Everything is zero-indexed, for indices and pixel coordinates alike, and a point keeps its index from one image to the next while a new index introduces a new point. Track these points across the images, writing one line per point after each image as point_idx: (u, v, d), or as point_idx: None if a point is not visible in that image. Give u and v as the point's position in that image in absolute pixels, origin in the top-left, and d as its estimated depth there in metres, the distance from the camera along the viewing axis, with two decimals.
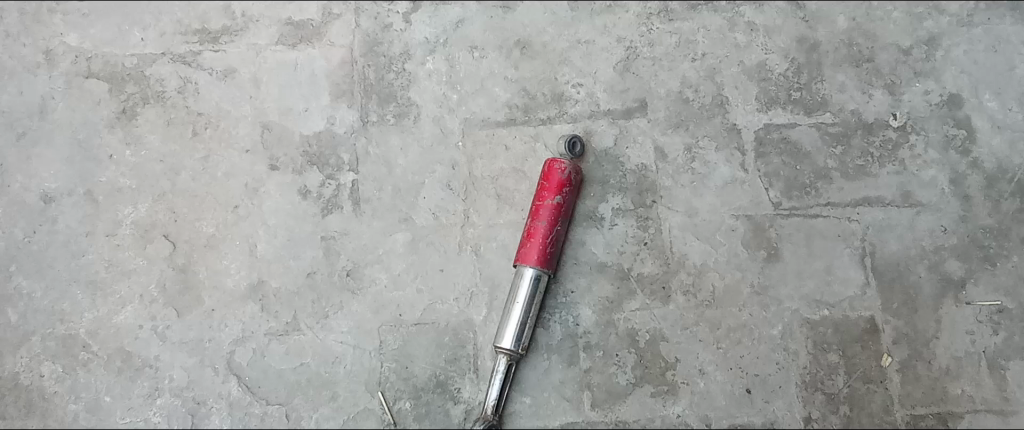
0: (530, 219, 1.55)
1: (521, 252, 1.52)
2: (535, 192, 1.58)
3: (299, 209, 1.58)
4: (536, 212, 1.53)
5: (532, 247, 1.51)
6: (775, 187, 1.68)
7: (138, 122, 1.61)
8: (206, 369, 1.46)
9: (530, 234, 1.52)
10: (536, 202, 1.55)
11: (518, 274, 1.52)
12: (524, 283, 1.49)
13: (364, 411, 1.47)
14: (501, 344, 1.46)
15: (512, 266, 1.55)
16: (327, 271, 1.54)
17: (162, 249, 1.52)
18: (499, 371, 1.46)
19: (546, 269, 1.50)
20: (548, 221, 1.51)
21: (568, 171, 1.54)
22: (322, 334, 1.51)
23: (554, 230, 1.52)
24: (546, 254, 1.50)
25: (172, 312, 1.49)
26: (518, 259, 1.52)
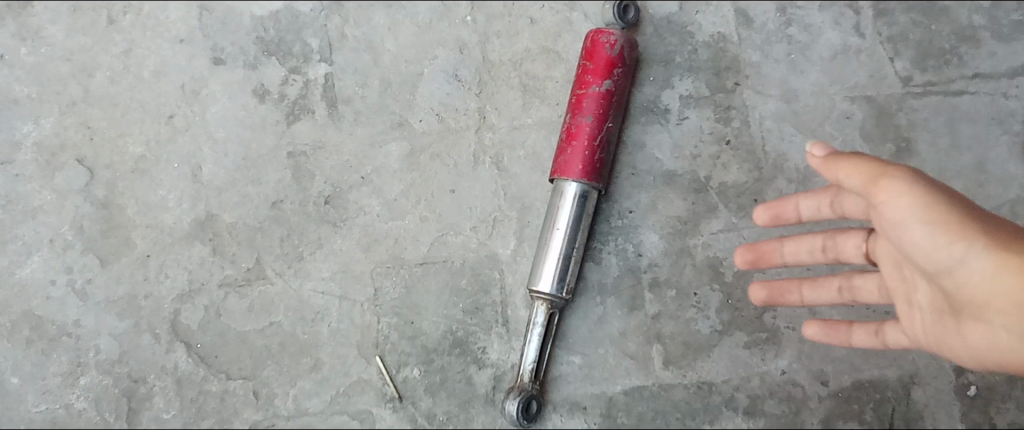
0: (568, 113, 1.13)
1: (557, 161, 1.11)
2: (574, 76, 1.15)
3: (254, 116, 1.16)
4: (577, 106, 1.11)
5: (574, 153, 1.09)
6: (903, 56, 1.23)
7: (36, 9, 1.17)
8: (143, 336, 1.09)
9: (569, 136, 1.10)
10: (577, 89, 1.12)
11: (556, 192, 1.11)
12: (566, 204, 1.09)
13: (360, 383, 1.10)
14: (536, 288, 1.06)
15: (547, 181, 1.14)
16: (298, 199, 1.14)
17: (75, 179, 1.13)
18: (536, 323, 1.07)
19: (595, 182, 1.09)
20: (594, 118, 1.10)
21: (618, 46, 1.11)
22: (295, 282, 1.12)
23: (603, 129, 1.10)
24: (593, 163, 1.09)
25: (93, 261, 1.10)
26: (554, 171, 1.11)
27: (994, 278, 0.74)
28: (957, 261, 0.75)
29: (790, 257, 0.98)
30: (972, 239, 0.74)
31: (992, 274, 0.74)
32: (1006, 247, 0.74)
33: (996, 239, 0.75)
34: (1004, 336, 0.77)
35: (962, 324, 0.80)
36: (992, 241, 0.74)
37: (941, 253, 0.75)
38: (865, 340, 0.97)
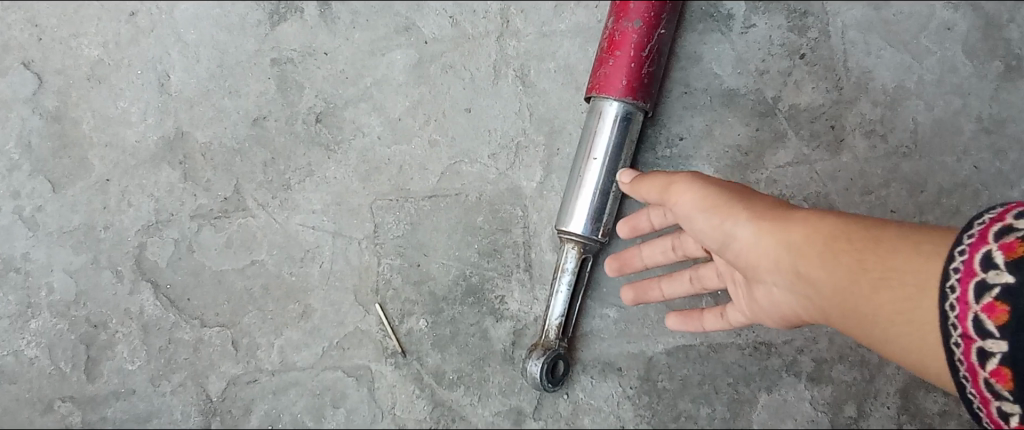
0: (611, 17, 0.92)
1: (595, 75, 0.91)
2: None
3: (232, 15, 0.98)
4: (622, 7, 0.90)
5: (616, 66, 0.89)
6: None
7: None
8: (103, 273, 0.93)
9: (612, 44, 0.90)
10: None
11: (592, 113, 0.91)
12: (604, 128, 0.89)
13: (356, 334, 0.93)
14: (567, 228, 0.88)
15: (583, 99, 0.95)
16: (284, 117, 0.96)
17: (21, 86, 0.94)
18: (567, 270, 0.89)
19: (640, 103, 0.89)
20: (642, 22, 0.89)
21: None
22: (281, 215, 0.95)
23: (653, 36, 0.90)
24: (641, 79, 0.89)
25: (44, 185, 0.93)
26: (590, 88, 0.91)
27: (752, 245, 0.68)
28: (725, 236, 0.70)
29: (648, 260, 0.86)
30: (733, 214, 0.69)
31: (753, 244, 0.68)
32: (766, 213, 0.68)
33: (760, 208, 0.69)
34: (786, 300, 0.69)
35: (759, 294, 0.73)
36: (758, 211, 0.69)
37: (712, 232, 0.71)
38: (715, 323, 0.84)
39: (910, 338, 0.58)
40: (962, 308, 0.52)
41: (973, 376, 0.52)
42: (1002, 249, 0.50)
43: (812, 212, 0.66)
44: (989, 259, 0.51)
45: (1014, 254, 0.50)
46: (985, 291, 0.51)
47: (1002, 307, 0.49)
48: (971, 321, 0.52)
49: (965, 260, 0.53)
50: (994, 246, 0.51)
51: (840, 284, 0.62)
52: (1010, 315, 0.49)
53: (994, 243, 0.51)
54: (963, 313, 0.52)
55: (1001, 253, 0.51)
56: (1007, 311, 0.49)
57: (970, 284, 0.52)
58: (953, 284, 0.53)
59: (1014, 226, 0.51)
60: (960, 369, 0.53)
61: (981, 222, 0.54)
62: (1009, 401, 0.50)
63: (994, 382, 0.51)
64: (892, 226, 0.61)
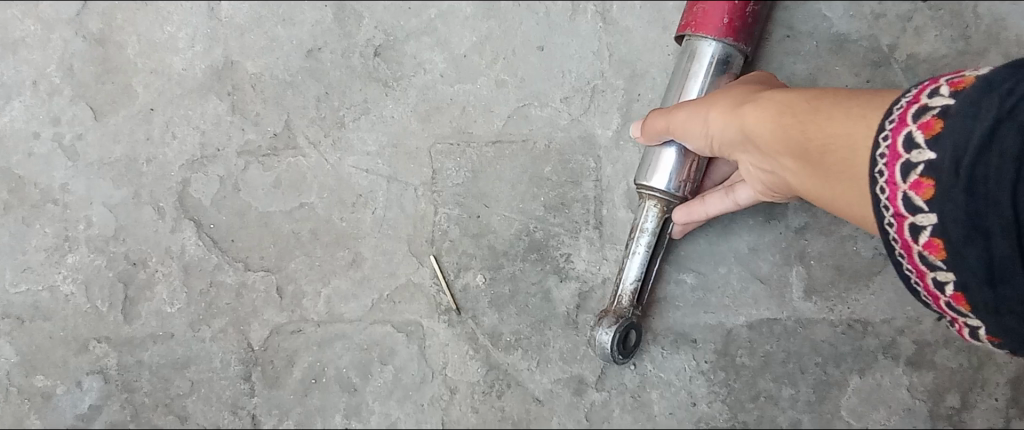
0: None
1: (691, 11, 0.81)
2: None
3: None
4: None
5: (717, 0, 0.79)
6: None
7: None
8: (144, 209, 0.87)
9: None
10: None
11: (687, 53, 0.81)
12: (703, 73, 0.79)
13: (408, 288, 0.86)
14: (646, 183, 0.78)
15: (673, 39, 0.85)
16: (341, 49, 0.88)
17: (65, 6, 0.89)
18: (646, 230, 0.79)
19: (742, 46, 0.79)
20: None
21: None
22: (334, 156, 0.88)
23: None
24: (742, 16, 0.79)
25: (84, 112, 0.88)
26: (684, 25, 0.81)
27: (721, 140, 0.65)
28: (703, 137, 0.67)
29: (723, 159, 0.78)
30: (705, 116, 0.66)
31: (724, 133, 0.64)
32: (732, 104, 0.64)
33: (728, 100, 0.65)
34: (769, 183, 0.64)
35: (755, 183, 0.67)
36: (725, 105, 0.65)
37: (693, 138, 0.69)
38: (726, 206, 0.73)
39: (864, 211, 0.52)
40: (891, 189, 0.47)
41: (907, 253, 0.48)
42: (921, 129, 0.45)
43: (770, 95, 0.60)
44: (910, 139, 0.46)
45: (931, 131, 0.45)
46: (909, 171, 0.46)
47: (927, 183, 0.45)
48: (901, 200, 0.46)
49: (888, 144, 0.47)
50: (912, 127, 0.46)
51: (796, 163, 0.57)
52: (936, 189, 0.44)
53: (913, 124, 0.46)
54: (891, 195, 0.47)
55: (919, 133, 0.45)
56: (934, 185, 0.44)
57: (895, 168, 0.46)
58: (879, 169, 0.47)
59: (931, 103, 0.46)
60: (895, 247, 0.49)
61: (902, 103, 0.48)
62: (943, 271, 0.46)
63: (927, 255, 0.46)
64: (840, 92, 0.54)
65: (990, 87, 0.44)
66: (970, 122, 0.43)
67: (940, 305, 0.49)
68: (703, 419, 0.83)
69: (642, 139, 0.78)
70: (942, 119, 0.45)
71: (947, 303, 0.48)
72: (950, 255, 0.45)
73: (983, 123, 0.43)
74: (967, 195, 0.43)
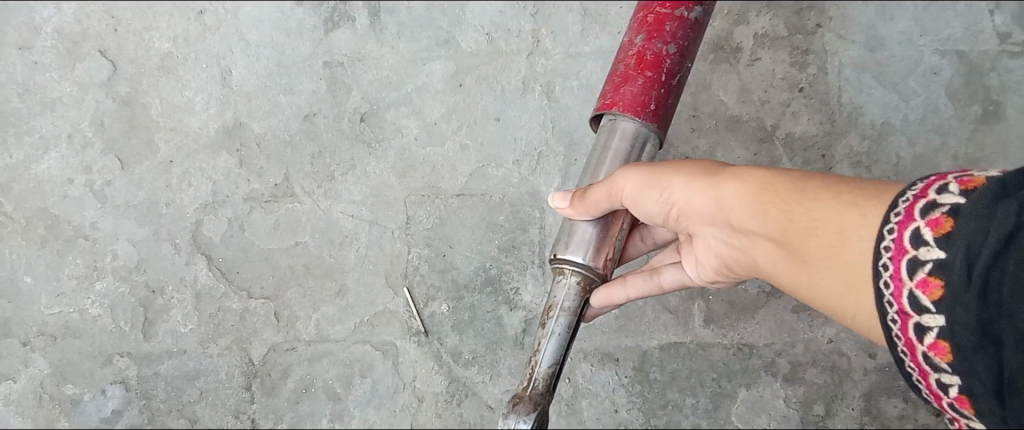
0: (640, 36, 0.88)
1: (619, 91, 0.85)
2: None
3: (291, 20, 1.09)
4: (654, 28, 0.87)
5: (645, 85, 0.84)
6: (1005, 9, 1.11)
7: None
8: (163, 245, 1.04)
9: (641, 63, 0.86)
10: (658, 8, 0.88)
11: (614, 131, 0.84)
12: (628, 154, 0.83)
13: (385, 314, 1.05)
14: (567, 255, 0.75)
15: (593, 115, 0.88)
16: (333, 114, 1.07)
17: (97, 71, 1.06)
18: (564, 309, 0.74)
19: (664, 135, 0.86)
20: (675, 49, 0.87)
21: None
22: (325, 203, 1.06)
23: (680, 66, 0.87)
24: (665, 106, 0.85)
25: (113, 162, 1.04)
26: (611, 102, 0.85)
27: (696, 208, 0.68)
28: (664, 203, 0.71)
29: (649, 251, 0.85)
30: (667, 183, 0.70)
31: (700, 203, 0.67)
32: (700, 174, 0.68)
33: (692, 170, 0.69)
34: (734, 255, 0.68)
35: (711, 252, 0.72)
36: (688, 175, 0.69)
37: (650, 204, 0.71)
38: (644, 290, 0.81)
39: (838, 292, 0.57)
40: (897, 285, 0.50)
41: (910, 351, 0.50)
42: (930, 225, 0.48)
43: (751, 170, 0.65)
44: (918, 235, 0.49)
45: (942, 229, 0.48)
46: (917, 267, 0.48)
47: (935, 282, 0.48)
48: (907, 297, 0.49)
49: (894, 236, 0.50)
50: (921, 223, 0.49)
51: (776, 240, 0.61)
52: (944, 289, 0.47)
53: (921, 219, 0.49)
54: (897, 291, 0.49)
55: (927, 228, 0.49)
56: (942, 285, 0.47)
57: (902, 260, 0.50)
58: (885, 263, 0.51)
59: (939, 201, 0.49)
60: (897, 344, 0.51)
61: (907, 196, 0.51)
62: (949, 373, 0.48)
63: (932, 355, 0.49)
64: (824, 179, 0.60)
65: (1006, 190, 0.47)
66: (983, 224, 0.46)
67: (941, 405, 0.51)
68: (623, 423, 1.03)
69: (567, 216, 0.78)
70: (952, 218, 0.48)
71: (951, 404, 0.50)
72: (958, 359, 0.47)
73: (1000, 228, 0.46)
74: (979, 299, 0.46)
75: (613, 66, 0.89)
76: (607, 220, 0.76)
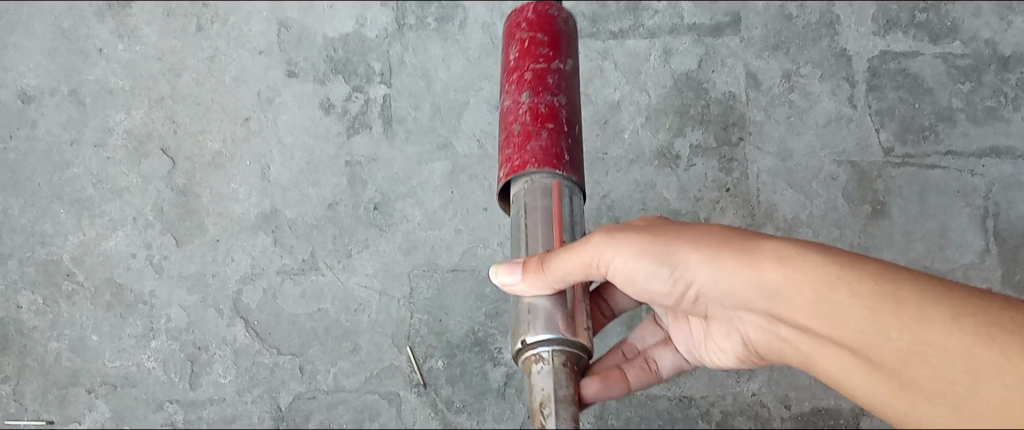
0: (524, 92, 0.85)
1: (527, 150, 0.81)
2: (514, 51, 0.88)
3: (319, 126, 1.34)
4: (535, 81, 0.85)
5: (552, 138, 0.82)
6: (887, 128, 1.39)
7: (133, 11, 1.39)
8: (208, 310, 1.25)
9: (538, 116, 0.83)
10: (529, 61, 0.86)
11: (534, 191, 0.80)
12: (555, 208, 0.80)
13: (391, 368, 1.26)
14: (537, 337, 0.72)
15: (505, 181, 0.83)
16: (352, 203, 1.31)
17: (159, 166, 1.30)
18: (558, 398, 0.70)
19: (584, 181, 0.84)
20: (561, 95, 0.85)
21: (564, 19, 0.90)
22: (343, 275, 1.29)
23: (572, 110, 0.86)
24: (574, 149, 0.83)
25: (169, 240, 1.27)
26: (524, 162, 0.81)
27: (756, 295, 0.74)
28: (672, 278, 0.76)
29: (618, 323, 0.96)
30: (678, 259, 0.75)
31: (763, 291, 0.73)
32: (730, 256, 0.74)
33: (712, 247, 0.74)
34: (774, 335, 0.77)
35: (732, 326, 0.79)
36: (707, 253, 0.74)
37: (660, 279, 0.76)
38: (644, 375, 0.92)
39: (915, 388, 0.68)
40: None
41: None
42: None
43: (823, 268, 0.72)
44: None
45: None
46: None
47: None
48: None
49: None
50: None
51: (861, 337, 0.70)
52: None
53: None
54: None
55: None
56: None
57: None
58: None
59: None
60: None
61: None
62: None
63: None
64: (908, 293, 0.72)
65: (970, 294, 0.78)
66: None
67: None
68: None
69: (515, 292, 0.76)
70: None
71: None
72: None
73: None
74: None
75: (506, 129, 0.85)
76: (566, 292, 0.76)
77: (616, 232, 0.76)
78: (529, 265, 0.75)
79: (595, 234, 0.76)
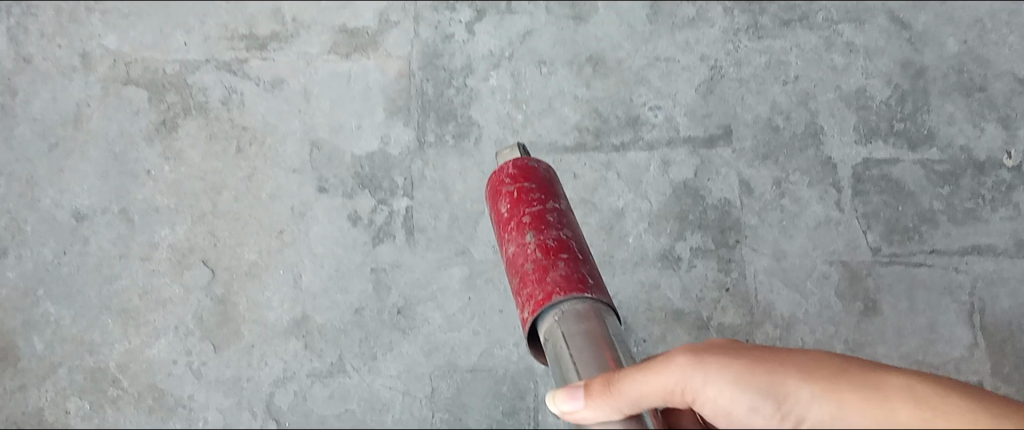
0: (527, 234, 0.91)
1: (547, 280, 0.86)
2: (505, 203, 0.96)
3: (348, 237, 1.46)
4: (535, 223, 0.92)
5: (568, 265, 0.87)
6: (874, 230, 1.50)
7: (179, 135, 1.51)
8: (243, 412, 1.33)
9: (548, 250, 0.89)
10: (525, 209, 0.94)
11: (567, 318, 0.83)
12: (595, 328, 0.82)
13: None
14: None
15: (532, 317, 0.86)
16: (377, 308, 1.41)
17: (199, 276, 1.41)
18: None
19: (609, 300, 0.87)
20: (563, 229, 0.92)
21: (546, 168, 1.00)
22: (369, 377, 1.37)
23: (577, 240, 0.92)
24: (589, 272, 0.88)
25: (208, 346, 1.36)
26: (549, 293, 0.85)
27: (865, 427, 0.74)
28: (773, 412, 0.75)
29: None
30: (784, 389, 0.76)
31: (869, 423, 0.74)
32: (832, 387, 0.76)
33: (813, 381, 0.76)
34: None
35: None
36: (812, 384, 0.76)
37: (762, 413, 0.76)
38: None
39: None
40: None
41: None
42: None
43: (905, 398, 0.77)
44: None
45: None
46: None
47: None
48: None
49: None
50: None
51: None
52: None
53: None
54: None
55: None
56: None
57: None
58: None
59: None
60: None
61: None
62: None
63: None
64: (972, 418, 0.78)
65: None
66: None
67: None
68: None
69: (577, 418, 0.77)
70: None
71: None
72: None
73: None
74: None
75: (519, 271, 0.89)
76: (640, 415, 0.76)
77: (704, 357, 0.79)
78: (591, 389, 0.76)
79: (679, 357, 0.79)
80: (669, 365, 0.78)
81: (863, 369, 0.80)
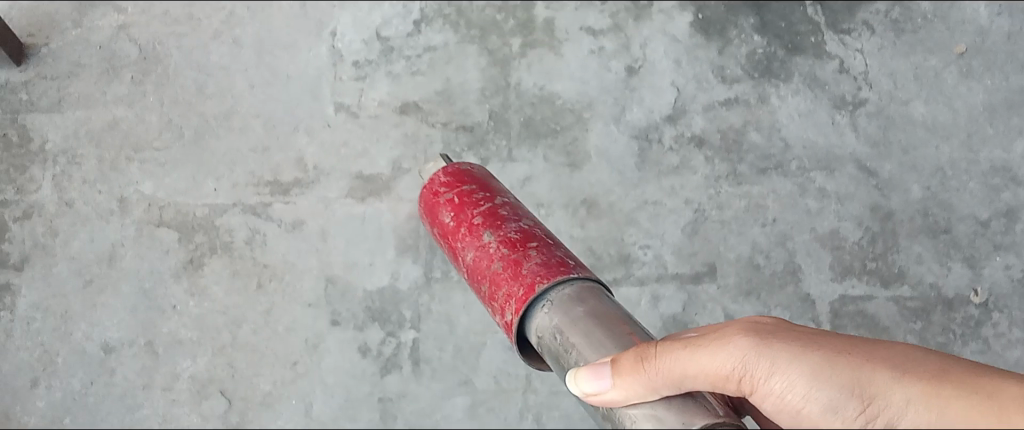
0: (485, 238, 1.11)
1: (522, 270, 1.01)
2: (454, 213, 1.19)
3: (358, 368, 1.61)
4: (490, 227, 1.12)
5: (536, 253, 1.04)
6: None
7: (205, 272, 1.61)
8: None
9: (511, 244, 1.07)
10: (476, 218, 1.15)
11: (555, 304, 0.94)
12: (591, 307, 0.90)
13: None
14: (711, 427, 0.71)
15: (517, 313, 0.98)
16: None
17: (216, 406, 1.58)
18: None
19: (595, 275, 0.98)
20: (515, 225, 1.12)
21: (483, 182, 1.24)
22: None
23: (530, 228, 1.12)
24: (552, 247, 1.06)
25: None
26: (531, 284, 0.97)
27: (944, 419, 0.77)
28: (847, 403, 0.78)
29: None
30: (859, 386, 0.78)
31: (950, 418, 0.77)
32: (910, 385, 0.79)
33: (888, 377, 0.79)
34: None
35: None
36: (888, 383, 0.79)
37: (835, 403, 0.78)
38: None
39: None
40: None
41: None
42: None
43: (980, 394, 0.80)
44: None
45: None
46: None
47: None
48: None
49: None
50: None
51: None
52: None
53: None
54: None
55: None
56: None
57: None
58: None
59: None
60: None
61: None
62: None
63: None
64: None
65: None
66: None
67: None
68: None
69: (604, 397, 0.77)
70: None
71: None
72: None
73: None
74: None
75: (492, 273, 1.05)
76: (686, 395, 0.76)
77: (761, 340, 0.81)
78: (620, 368, 0.77)
79: (736, 338, 0.81)
80: (724, 347, 0.80)
81: (928, 365, 0.83)
